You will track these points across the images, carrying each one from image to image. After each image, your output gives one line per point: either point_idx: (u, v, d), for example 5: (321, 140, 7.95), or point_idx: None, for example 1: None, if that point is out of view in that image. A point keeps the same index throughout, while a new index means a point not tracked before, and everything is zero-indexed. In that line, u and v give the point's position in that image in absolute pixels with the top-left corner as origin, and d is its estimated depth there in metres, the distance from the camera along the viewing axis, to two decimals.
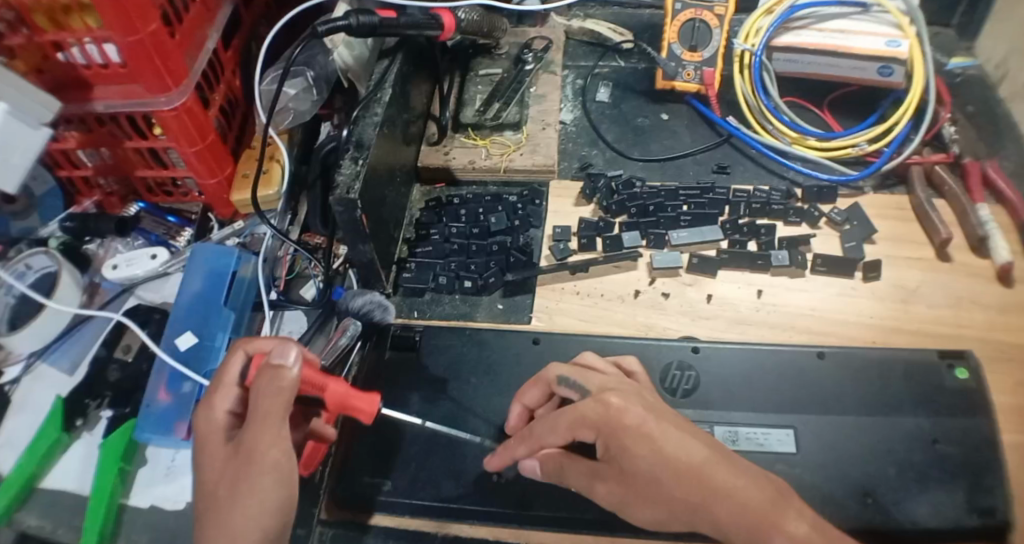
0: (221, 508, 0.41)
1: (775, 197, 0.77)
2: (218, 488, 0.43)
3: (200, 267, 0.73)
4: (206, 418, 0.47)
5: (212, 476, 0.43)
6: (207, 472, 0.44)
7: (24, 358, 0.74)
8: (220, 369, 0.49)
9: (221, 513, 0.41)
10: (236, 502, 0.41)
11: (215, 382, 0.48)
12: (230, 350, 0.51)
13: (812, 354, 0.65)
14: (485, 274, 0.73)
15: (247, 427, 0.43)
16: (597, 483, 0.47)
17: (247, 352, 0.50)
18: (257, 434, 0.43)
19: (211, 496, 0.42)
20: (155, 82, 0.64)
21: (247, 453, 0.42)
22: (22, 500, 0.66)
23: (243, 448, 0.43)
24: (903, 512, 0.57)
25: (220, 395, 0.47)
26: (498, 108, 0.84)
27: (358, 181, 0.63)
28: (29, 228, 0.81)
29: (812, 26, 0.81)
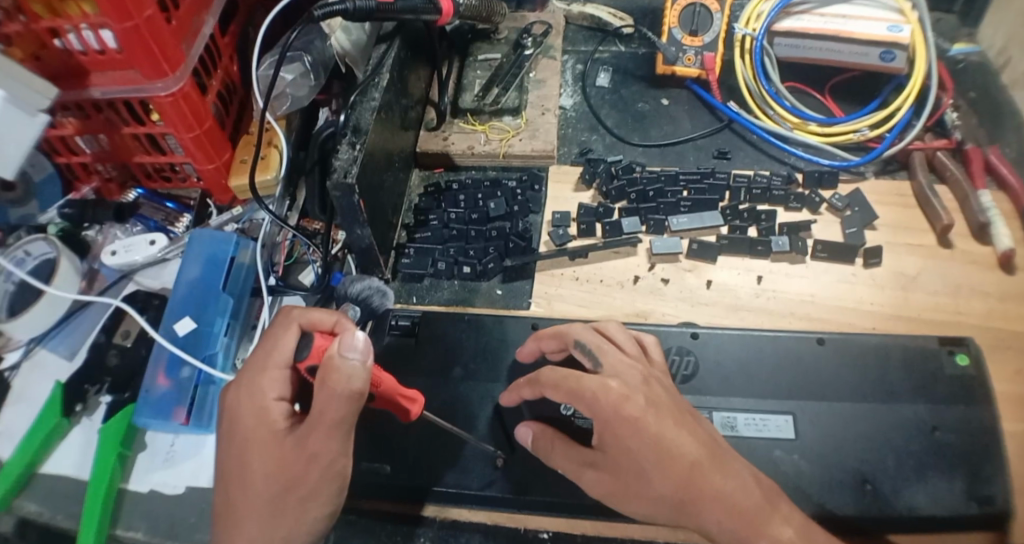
0: (273, 505, 0.45)
1: (776, 183, 0.77)
2: (275, 480, 0.45)
3: (198, 253, 0.72)
4: (252, 401, 0.47)
5: (261, 468, 0.45)
6: (254, 460, 0.45)
7: (23, 344, 0.74)
8: (271, 343, 0.48)
9: (280, 503, 0.45)
10: (289, 503, 0.45)
11: (265, 362, 0.47)
12: (281, 322, 0.49)
13: (811, 340, 0.65)
14: (484, 260, 0.73)
15: (313, 430, 0.44)
16: (587, 471, 0.51)
17: (301, 330, 0.48)
18: (320, 445, 0.44)
19: (258, 490, 0.45)
20: (151, 67, 0.64)
21: (310, 456, 0.45)
22: (22, 486, 0.66)
23: (307, 451, 0.45)
24: (901, 499, 0.57)
25: (270, 379, 0.47)
26: (498, 93, 0.82)
27: (356, 165, 0.62)
28: (28, 215, 0.80)
29: (814, 11, 0.80)
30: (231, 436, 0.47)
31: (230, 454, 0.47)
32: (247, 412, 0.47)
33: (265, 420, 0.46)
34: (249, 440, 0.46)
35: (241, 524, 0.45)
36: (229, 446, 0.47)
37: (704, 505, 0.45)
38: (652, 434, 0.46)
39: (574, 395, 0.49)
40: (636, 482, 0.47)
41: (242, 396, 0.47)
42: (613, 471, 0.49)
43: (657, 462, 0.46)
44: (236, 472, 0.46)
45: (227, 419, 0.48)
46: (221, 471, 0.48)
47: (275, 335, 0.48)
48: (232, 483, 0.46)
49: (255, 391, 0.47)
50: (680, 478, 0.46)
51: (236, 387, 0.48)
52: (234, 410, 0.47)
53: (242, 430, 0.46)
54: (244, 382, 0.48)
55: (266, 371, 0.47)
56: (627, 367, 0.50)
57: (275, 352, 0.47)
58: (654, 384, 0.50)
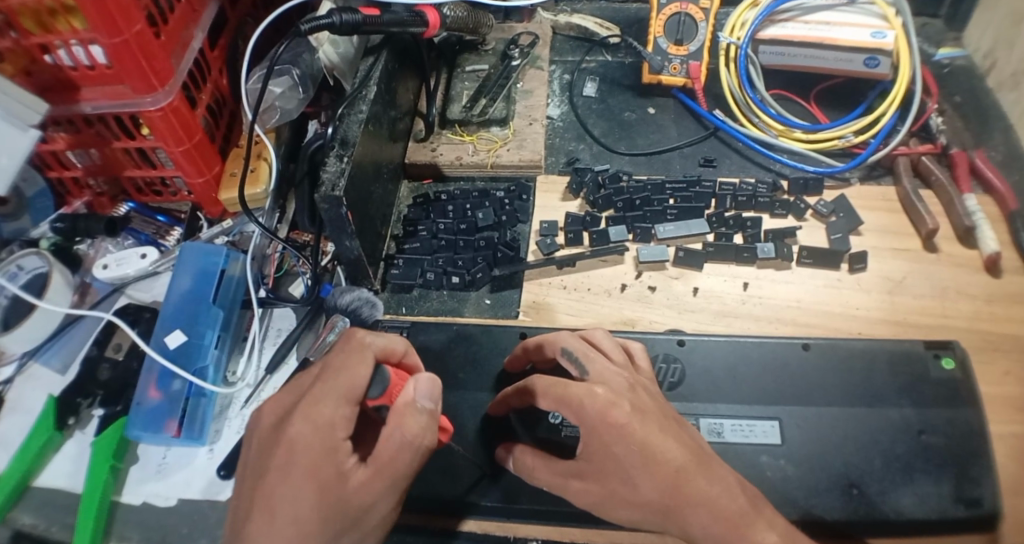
0: None
1: (762, 190, 0.78)
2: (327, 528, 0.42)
3: (188, 266, 0.73)
4: (319, 436, 0.42)
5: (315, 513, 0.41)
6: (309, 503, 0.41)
7: (17, 357, 0.74)
8: (342, 373, 0.43)
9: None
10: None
11: (337, 392, 0.43)
12: (352, 351, 0.44)
13: (797, 346, 0.65)
14: (472, 269, 0.73)
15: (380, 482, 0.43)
16: (573, 481, 0.52)
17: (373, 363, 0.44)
18: (381, 493, 0.43)
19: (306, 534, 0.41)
20: (140, 82, 0.64)
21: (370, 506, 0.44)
22: (17, 499, 0.66)
23: (369, 501, 0.43)
24: (889, 503, 0.57)
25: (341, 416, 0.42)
26: (485, 103, 0.84)
27: (343, 177, 0.63)
28: (21, 230, 0.81)
29: (798, 18, 0.81)
30: (284, 471, 0.42)
31: (278, 489, 0.42)
32: (312, 448, 0.42)
33: (330, 458, 0.42)
34: (306, 478, 0.42)
35: None
36: (278, 480, 0.42)
37: (690, 510, 0.46)
38: (638, 439, 0.46)
39: (561, 402, 0.49)
40: (623, 487, 0.48)
41: (309, 429, 0.42)
42: (599, 478, 0.50)
43: (642, 466, 0.46)
44: (285, 510, 0.41)
45: (278, 450, 0.42)
46: (257, 507, 0.42)
47: (352, 365, 0.43)
48: (275, 523, 0.41)
49: (323, 427, 0.42)
50: (665, 483, 0.46)
51: (297, 417, 0.42)
52: (294, 443, 0.42)
53: (302, 464, 0.42)
54: (311, 413, 0.42)
55: (337, 404, 0.43)
56: (612, 373, 0.51)
57: (350, 384, 0.43)
58: (640, 390, 0.50)
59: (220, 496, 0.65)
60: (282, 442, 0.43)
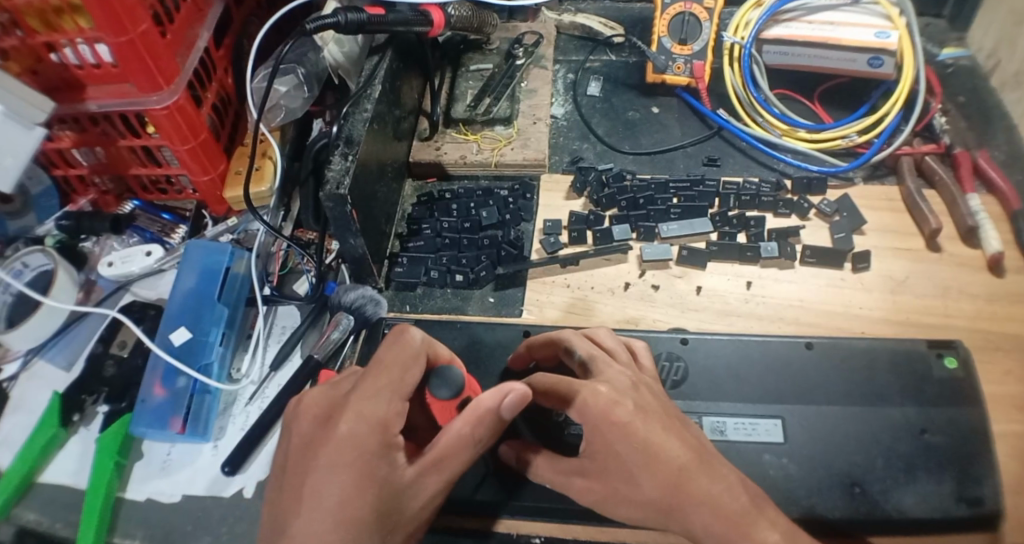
0: None
1: (764, 190, 0.78)
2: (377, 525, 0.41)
3: (194, 264, 0.73)
4: (372, 429, 0.43)
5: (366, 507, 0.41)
6: (361, 496, 0.41)
7: (22, 354, 0.75)
8: (399, 371, 0.45)
9: None
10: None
11: (395, 388, 0.45)
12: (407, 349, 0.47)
13: (800, 345, 0.65)
14: (476, 268, 0.73)
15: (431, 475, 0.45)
16: (576, 479, 0.52)
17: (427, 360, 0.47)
18: (433, 488, 0.45)
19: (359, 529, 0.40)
20: (146, 81, 0.65)
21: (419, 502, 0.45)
22: (21, 495, 0.67)
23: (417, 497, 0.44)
24: (891, 502, 0.57)
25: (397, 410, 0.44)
26: (489, 103, 0.85)
27: (347, 176, 0.63)
28: (25, 228, 0.81)
29: (802, 18, 0.81)
30: (336, 464, 0.42)
31: (329, 484, 0.41)
32: (366, 442, 0.42)
33: (382, 452, 0.43)
34: (359, 470, 0.42)
35: None
36: (328, 474, 0.41)
37: (692, 509, 0.46)
38: (640, 439, 0.47)
39: (565, 399, 0.50)
40: (625, 486, 0.48)
41: (360, 423, 0.43)
42: (601, 477, 0.50)
43: (644, 465, 0.47)
44: (336, 503, 0.41)
45: (327, 445, 0.42)
46: (304, 504, 0.41)
47: (404, 362, 0.46)
48: (327, 518, 0.40)
49: (378, 422, 0.43)
50: (667, 482, 0.46)
51: (348, 412, 0.43)
52: (347, 436, 0.42)
53: (354, 458, 0.42)
54: (363, 407, 0.43)
55: (390, 399, 0.44)
56: (615, 372, 0.51)
57: (403, 381, 0.45)
58: (643, 389, 0.50)
59: (225, 493, 0.65)
60: (333, 436, 0.43)
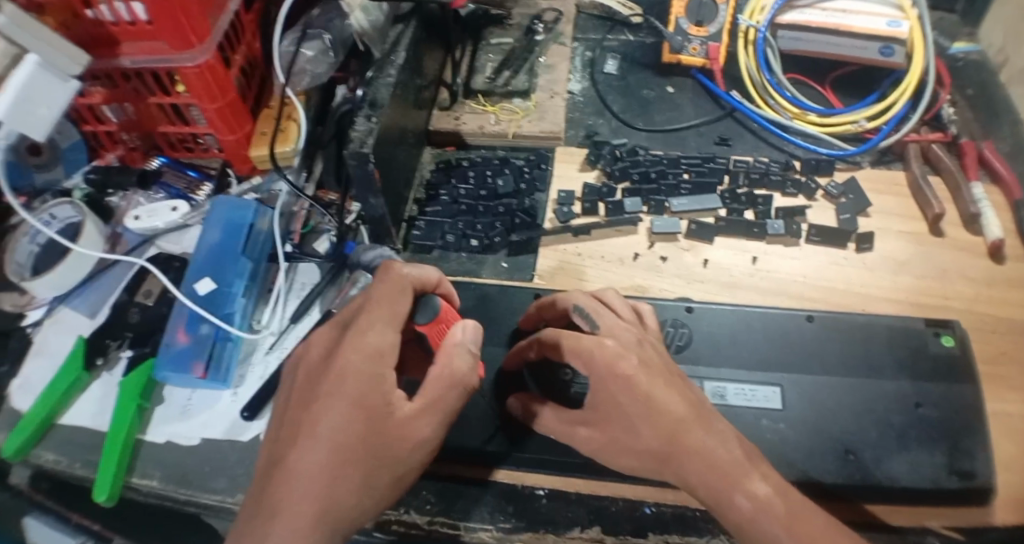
0: (355, 482, 0.44)
1: (773, 168, 0.80)
2: (366, 456, 0.44)
3: (219, 219, 0.76)
4: (369, 364, 0.46)
5: (356, 436, 0.44)
6: (353, 425, 0.44)
7: (46, 302, 0.78)
8: (390, 303, 0.49)
9: (361, 482, 0.44)
10: (372, 484, 0.45)
11: (389, 317, 0.48)
12: (397, 282, 0.50)
13: (800, 317, 0.68)
14: (491, 234, 0.76)
15: (421, 417, 0.47)
16: (580, 428, 0.56)
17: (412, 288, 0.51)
18: (426, 430, 0.47)
19: (348, 456, 0.44)
20: (178, 38, 0.67)
21: (411, 442, 0.47)
22: (42, 436, 0.69)
23: (409, 437, 0.46)
24: (882, 469, 0.60)
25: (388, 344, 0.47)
26: (508, 76, 0.87)
27: (371, 136, 0.66)
28: (52, 181, 0.83)
29: (817, 5, 0.83)
30: (332, 396, 0.45)
31: (326, 413, 0.44)
32: (362, 376, 0.45)
33: (378, 386, 0.46)
34: (354, 402, 0.45)
35: (308, 489, 0.43)
36: (325, 406, 0.45)
37: (688, 458, 0.48)
38: (642, 390, 0.49)
39: (573, 353, 0.52)
40: (624, 434, 0.51)
41: (357, 357, 0.46)
42: (603, 426, 0.53)
43: (644, 415, 0.49)
44: (329, 431, 0.44)
45: (327, 377, 0.46)
46: (301, 433, 0.44)
47: (396, 298, 0.49)
48: (320, 449, 0.43)
49: (373, 355, 0.46)
50: (666, 432, 0.49)
51: (346, 346, 0.46)
52: (344, 369, 0.45)
53: (353, 390, 0.45)
54: (360, 341, 0.46)
55: (384, 332, 0.47)
56: (622, 329, 0.53)
57: (395, 314, 0.48)
58: (648, 346, 0.52)
59: (242, 437, 0.68)
60: (330, 369, 0.46)
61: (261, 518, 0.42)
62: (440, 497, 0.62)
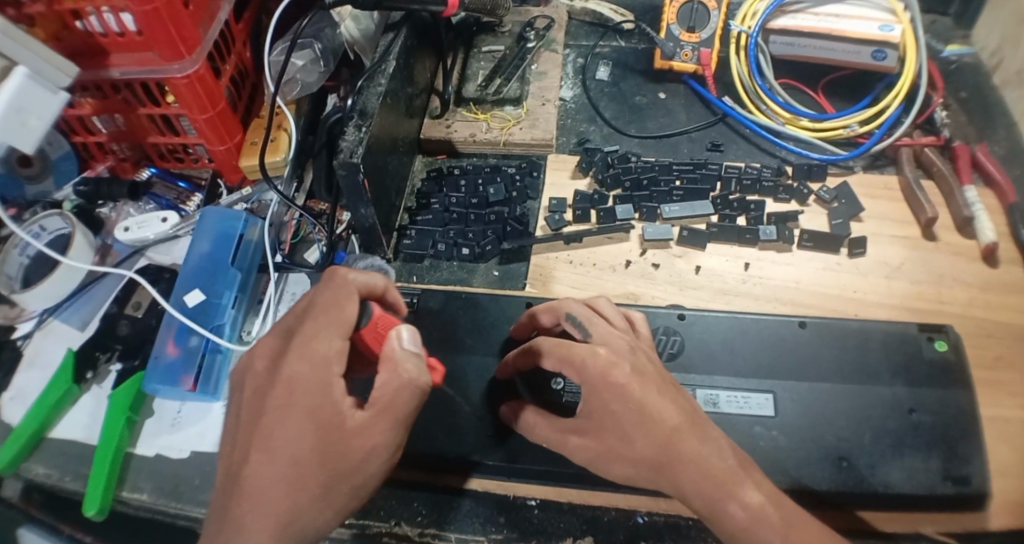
0: (314, 494, 0.44)
1: (766, 174, 0.80)
2: (321, 467, 0.44)
3: (208, 229, 0.76)
4: (316, 374, 0.45)
5: (311, 448, 0.44)
6: (306, 438, 0.44)
7: (36, 314, 0.77)
8: (334, 309, 0.47)
9: (321, 493, 0.44)
10: (333, 493, 0.45)
11: (332, 322, 0.46)
12: (342, 287, 0.49)
13: (793, 323, 0.67)
14: (482, 242, 0.75)
15: (377, 424, 0.45)
16: (573, 437, 0.55)
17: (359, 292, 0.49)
18: (383, 436, 0.45)
19: (303, 469, 0.43)
20: (168, 49, 0.66)
21: (368, 450, 0.45)
22: (31, 450, 0.69)
23: (365, 445, 0.45)
24: (877, 476, 0.59)
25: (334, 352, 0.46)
26: (500, 83, 0.87)
27: (361, 146, 0.65)
28: (43, 192, 0.83)
29: (808, 10, 0.83)
30: (283, 409, 0.44)
31: (278, 427, 0.44)
32: (309, 386, 0.44)
33: (328, 396, 0.44)
34: (303, 415, 0.44)
35: (265, 504, 0.43)
36: (276, 420, 0.44)
37: (682, 467, 0.48)
38: (636, 399, 0.48)
39: (565, 361, 0.51)
40: (619, 443, 0.50)
41: (304, 368, 0.45)
42: (597, 434, 0.52)
43: (638, 424, 0.48)
44: (283, 446, 0.43)
45: (276, 390, 0.45)
46: (255, 447, 0.44)
47: (342, 301, 0.48)
48: (275, 463, 0.43)
49: (320, 364, 0.45)
50: (659, 440, 0.48)
51: (293, 356, 0.45)
52: (292, 381, 0.44)
53: (302, 402, 0.44)
54: (307, 350, 0.45)
55: (331, 339, 0.46)
56: (616, 337, 0.52)
57: (342, 320, 0.47)
58: (641, 354, 0.52)
59: None
60: (278, 381, 0.45)
61: (222, 533, 0.42)
62: (433, 508, 0.62)
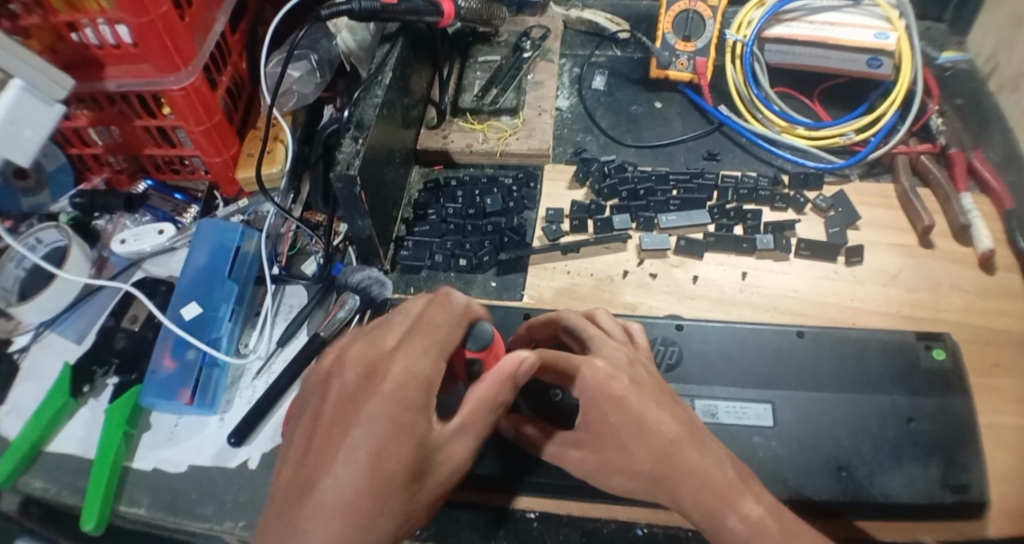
0: (394, 513, 0.37)
1: (762, 184, 0.80)
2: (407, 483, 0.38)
3: (204, 241, 0.76)
4: (417, 385, 0.40)
5: (401, 460, 0.38)
6: (399, 449, 0.38)
7: (34, 327, 0.77)
8: (444, 327, 0.44)
9: (399, 514, 0.38)
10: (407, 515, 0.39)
11: (442, 342, 0.43)
12: (448, 305, 0.46)
13: (791, 333, 0.67)
14: (479, 253, 0.75)
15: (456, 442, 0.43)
16: (572, 450, 0.55)
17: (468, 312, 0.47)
18: (458, 455, 0.43)
19: (389, 483, 0.37)
20: (164, 61, 0.66)
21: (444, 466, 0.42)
22: (28, 464, 0.68)
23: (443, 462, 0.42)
24: (876, 486, 0.59)
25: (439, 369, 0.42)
26: (496, 93, 0.87)
27: (358, 158, 0.65)
28: (40, 205, 0.83)
29: (803, 19, 0.83)
30: (378, 416, 0.38)
31: (369, 435, 0.38)
32: (410, 397, 0.40)
33: (425, 407, 0.40)
34: (399, 424, 0.39)
35: (344, 518, 0.35)
36: (368, 426, 0.38)
37: (682, 478, 0.47)
38: (634, 411, 0.48)
39: (567, 374, 0.51)
40: (618, 455, 0.50)
41: (405, 377, 0.40)
42: (596, 448, 0.52)
43: (637, 435, 0.48)
44: (371, 455, 0.37)
45: (369, 399, 0.39)
46: (333, 458, 0.37)
47: (451, 324, 0.45)
48: (357, 479, 0.36)
49: (425, 379, 0.41)
50: (659, 452, 0.48)
51: (397, 365, 0.41)
52: (394, 388, 0.39)
53: (400, 411, 0.39)
54: (411, 363, 0.41)
55: (436, 357, 0.42)
56: (614, 348, 0.52)
57: (450, 340, 0.44)
58: (639, 366, 0.52)
59: (229, 464, 0.66)
60: (380, 387, 0.39)
61: None
62: (431, 521, 0.62)
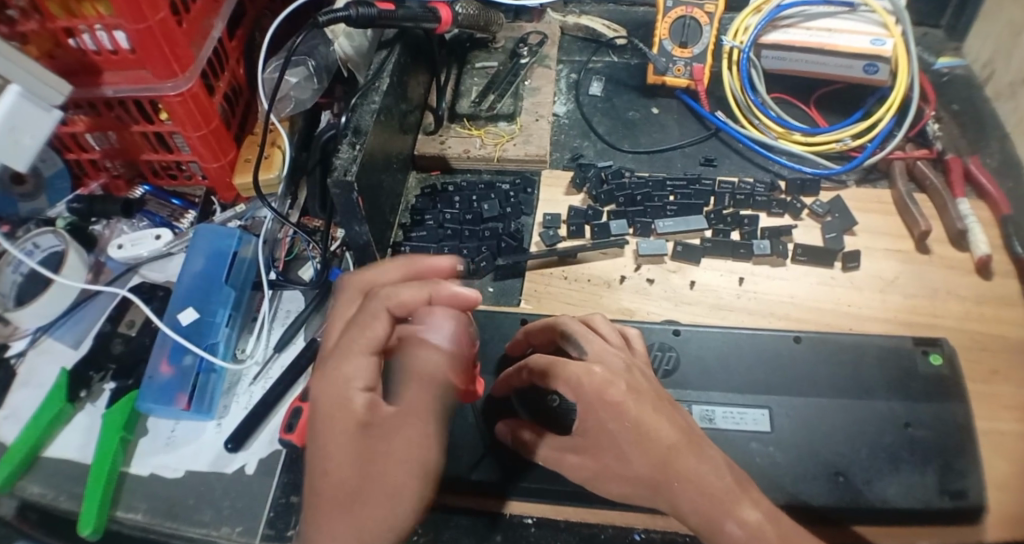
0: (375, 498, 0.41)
1: (759, 190, 0.80)
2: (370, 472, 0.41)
3: (202, 248, 0.76)
4: (336, 388, 0.42)
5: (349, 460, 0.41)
6: (341, 451, 0.41)
7: (30, 332, 0.77)
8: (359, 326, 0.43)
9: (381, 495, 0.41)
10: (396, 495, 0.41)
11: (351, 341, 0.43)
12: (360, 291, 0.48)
13: (788, 338, 0.67)
14: (476, 258, 0.75)
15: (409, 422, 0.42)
16: (569, 456, 0.55)
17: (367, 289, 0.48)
18: (418, 430, 0.42)
19: (352, 482, 0.41)
20: (162, 67, 0.66)
21: (414, 444, 0.41)
22: (25, 469, 0.68)
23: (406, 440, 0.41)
24: (874, 491, 0.59)
25: (352, 365, 0.42)
26: (493, 99, 0.87)
27: (355, 164, 0.65)
28: (37, 210, 0.83)
29: (800, 25, 0.84)
30: (322, 430, 0.42)
31: (323, 447, 0.42)
32: (335, 403, 0.42)
33: (352, 402, 0.42)
34: (337, 431, 0.41)
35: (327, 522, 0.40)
36: (319, 439, 0.42)
37: (679, 484, 0.47)
38: (632, 417, 0.48)
39: (561, 378, 0.51)
40: (617, 462, 0.50)
41: (327, 383, 0.42)
42: (593, 452, 0.52)
43: (634, 442, 0.48)
44: (329, 464, 0.41)
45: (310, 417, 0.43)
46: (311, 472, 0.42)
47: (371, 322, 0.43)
48: (329, 488, 0.41)
49: (343, 381, 0.42)
50: (656, 459, 0.47)
51: (324, 379, 0.43)
52: (321, 402, 0.42)
53: (334, 418, 0.42)
54: (332, 372, 0.43)
55: (354, 358, 0.43)
56: (611, 354, 0.52)
57: (367, 337, 0.43)
58: (637, 372, 0.51)
59: (228, 469, 0.66)
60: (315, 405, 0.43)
61: None
62: (428, 527, 0.62)
